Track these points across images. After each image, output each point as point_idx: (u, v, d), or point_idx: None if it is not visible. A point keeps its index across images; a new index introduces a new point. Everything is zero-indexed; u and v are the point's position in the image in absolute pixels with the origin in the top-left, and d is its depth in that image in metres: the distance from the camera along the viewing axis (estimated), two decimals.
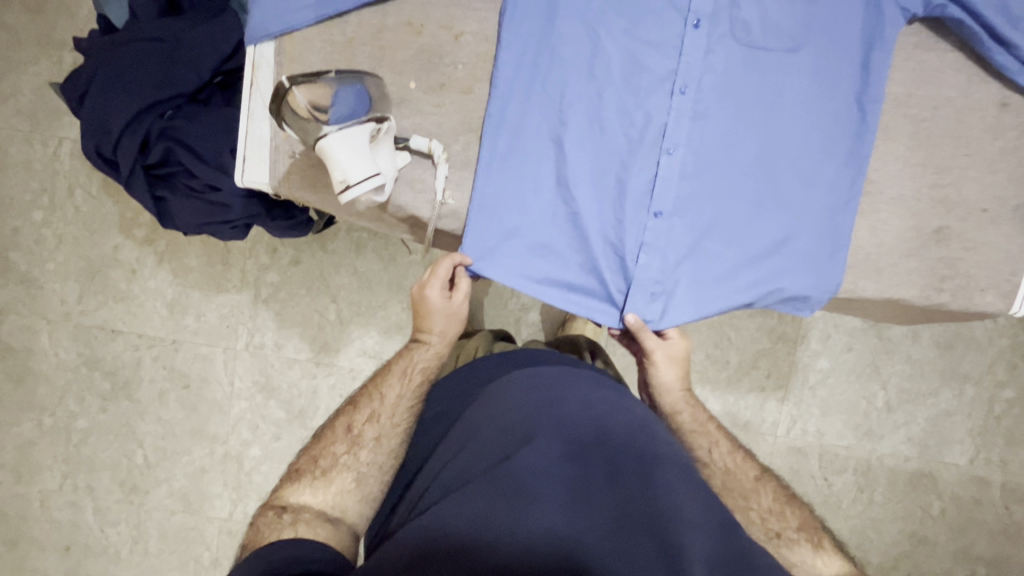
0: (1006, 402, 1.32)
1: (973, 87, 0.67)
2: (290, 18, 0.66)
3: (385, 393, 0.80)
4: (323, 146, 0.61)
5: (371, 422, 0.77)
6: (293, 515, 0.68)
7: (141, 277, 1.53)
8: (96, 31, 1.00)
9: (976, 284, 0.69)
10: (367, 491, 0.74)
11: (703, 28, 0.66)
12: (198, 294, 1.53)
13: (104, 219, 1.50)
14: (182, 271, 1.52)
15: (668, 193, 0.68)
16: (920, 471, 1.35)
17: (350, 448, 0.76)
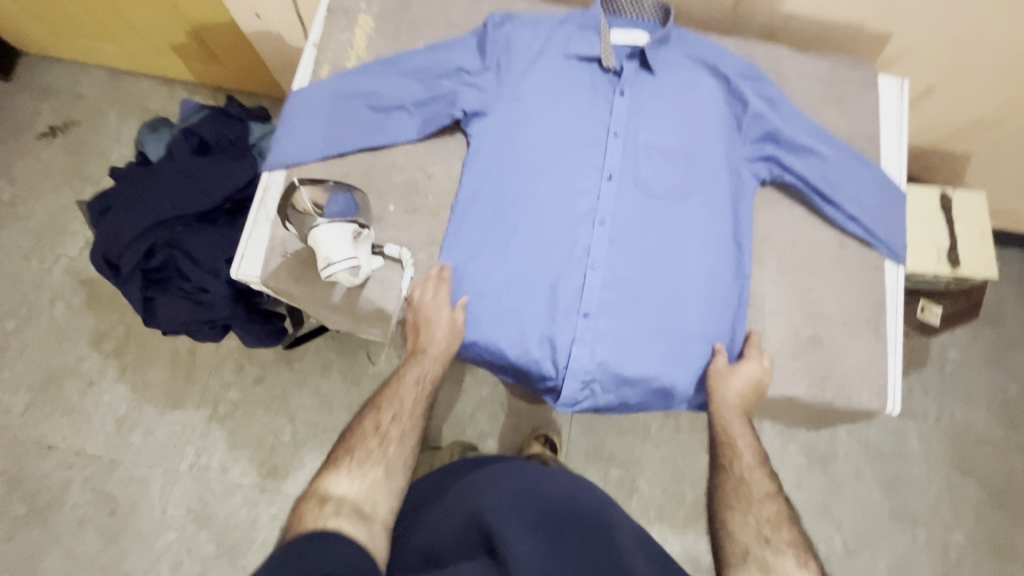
0: (958, 545, 1.35)
1: (817, 231, 0.89)
2: (301, 155, 0.88)
3: (403, 394, 0.80)
4: (315, 231, 0.77)
5: (396, 420, 0.79)
6: (333, 507, 0.69)
7: (97, 389, 1.56)
8: (133, 163, 1.21)
9: (852, 384, 0.83)
10: (398, 486, 0.75)
11: (614, 179, 0.88)
12: (153, 409, 1.55)
13: (76, 331, 1.59)
14: (141, 385, 1.57)
15: (594, 297, 0.84)
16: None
17: (380, 443, 0.77)
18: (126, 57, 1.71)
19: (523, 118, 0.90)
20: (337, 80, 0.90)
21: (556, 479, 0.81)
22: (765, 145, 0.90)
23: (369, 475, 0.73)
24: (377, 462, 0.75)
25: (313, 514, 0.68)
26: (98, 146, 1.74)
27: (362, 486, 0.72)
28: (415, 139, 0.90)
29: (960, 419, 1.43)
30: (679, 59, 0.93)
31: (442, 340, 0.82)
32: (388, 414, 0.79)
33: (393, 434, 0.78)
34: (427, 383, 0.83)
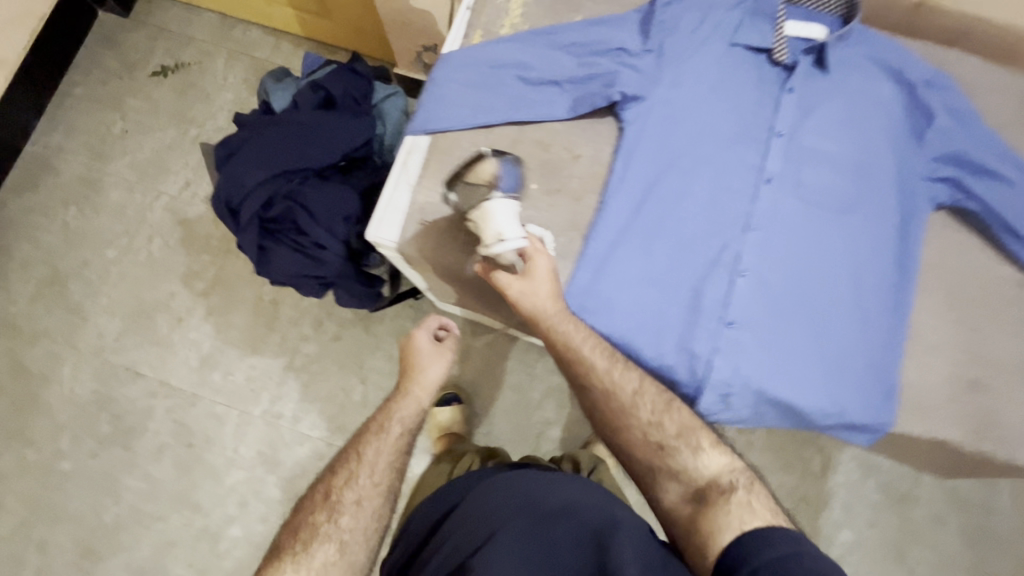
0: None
1: (995, 265, 0.81)
2: (448, 122, 0.85)
3: (362, 455, 0.82)
4: (491, 209, 0.73)
5: (348, 487, 0.80)
6: None
7: (185, 326, 1.61)
8: (256, 111, 1.22)
9: (1018, 438, 0.75)
10: (351, 559, 0.76)
11: (773, 184, 0.82)
12: (234, 352, 1.59)
13: (171, 267, 1.64)
14: (225, 328, 1.61)
15: (739, 308, 0.79)
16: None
17: (330, 515, 0.78)
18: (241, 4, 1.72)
19: (681, 108, 0.84)
20: (491, 47, 0.86)
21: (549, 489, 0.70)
22: (947, 165, 0.81)
23: (317, 557, 0.74)
24: (337, 534, 0.77)
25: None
26: (204, 89, 1.77)
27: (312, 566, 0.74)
28: (565, 118, 0.86)
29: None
30: (858, 59, 0.85)
31: (417, 395, 0.87)
32: (342, 478, 0.80)
33: (347, 501, 0.79)
34: (400, 435, 0.84)
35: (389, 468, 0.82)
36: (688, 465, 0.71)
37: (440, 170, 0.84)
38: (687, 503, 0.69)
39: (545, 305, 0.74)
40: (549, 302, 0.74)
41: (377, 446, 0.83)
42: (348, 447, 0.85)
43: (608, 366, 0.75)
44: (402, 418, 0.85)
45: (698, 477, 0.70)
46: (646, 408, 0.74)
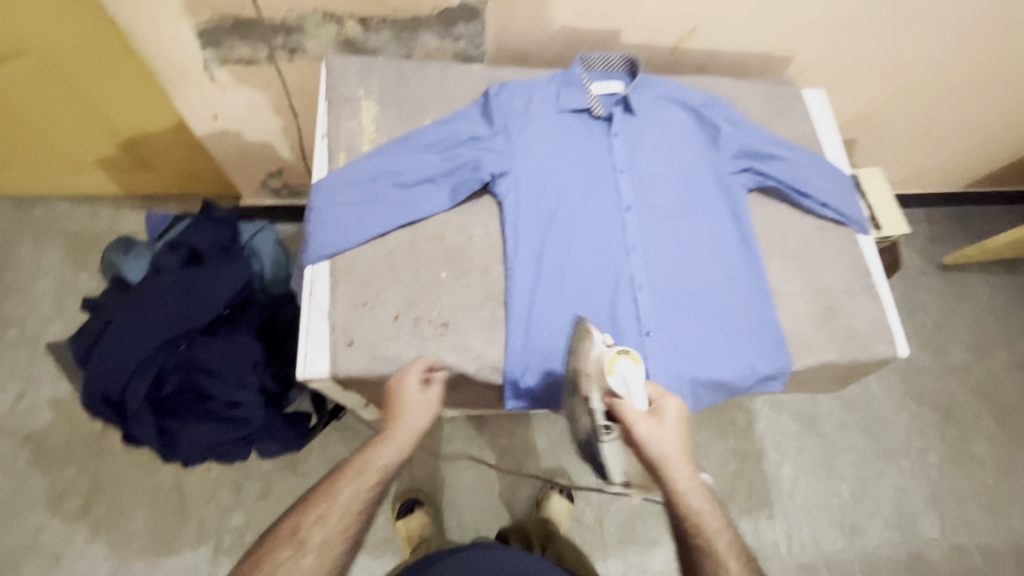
0: (936, 465, 1.55)
1: (802, 220, 1.05)
2: (343, 242, 0.88)
3: (337, 499, 0.69)
4: (617, 356, 0.76)
5: (319, 533, 0.67)
6: None
7: (63, 564, 1.32)
8: (109, 289, 1.11)
9: (869, 340, 0.97)
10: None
11: (633, 211, 0.98)
12: (144, 563, 1.34)
13: (30, 497, 1.36)
14: (124, 539, 1.35)
15: (650, 318, 0.91)
16: (911, 553, 1.46)
17: (292, 556, 0.66)
18: (44, 178, 1.57)
19: (540, 171, 0.98)
20: (361, 165, 0.92)
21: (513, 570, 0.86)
22: (743, 159, 1.05)
23: None
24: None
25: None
26: (18, 286, 1.55)
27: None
28: (448, 207, 0.94)
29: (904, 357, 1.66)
30: (654, 98, 1.06)
31: (399, 429, 0.74)
32: (310, 517, 0.67)
33: (312, 546, 0.66)
34: (375, 482, 0.70)
35: (360, 513, 0.69)
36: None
37: (351, 288, 0.86)
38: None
39: (676, 463, 0.70)
40: (683, 461, 0.71)
41: (348, 484, 0.70)
42: (318, 489, 0.70)
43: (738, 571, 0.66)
44: (385, 453, 0.72)
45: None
46: (736, 566, 0.67)
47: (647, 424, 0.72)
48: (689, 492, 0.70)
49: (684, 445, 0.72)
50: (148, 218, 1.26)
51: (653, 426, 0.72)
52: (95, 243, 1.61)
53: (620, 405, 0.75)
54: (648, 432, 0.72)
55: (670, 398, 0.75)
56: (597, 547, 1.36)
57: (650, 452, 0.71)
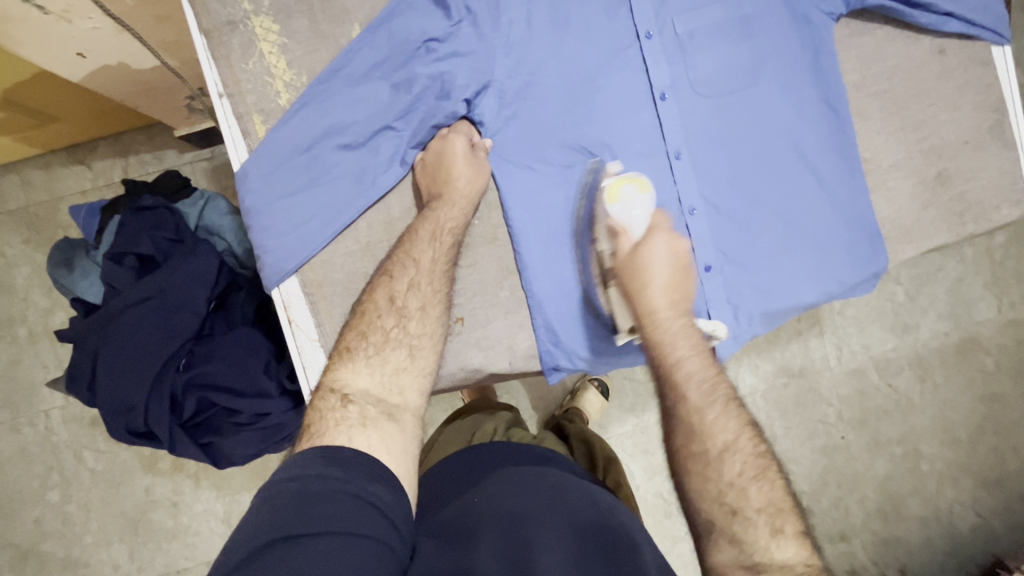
0: (1002, 245, 1.24)
1: (911, 48, 0.74)
2: (304, 249, 0.67)
3: (418, 257, 0.65)
4: (623, 181, 0.67)
5: (413, 291, 0.64)
6: (357, 410, 0.56)
7: (185, 504, 1.26)
8: (78, 316, 0.97)
9: (990, 204, 0.75)
10: (425, 365, 0.63)
11: (669, 99, 0.70)
12: (246, 494, 1.26)
13: (125, 465, 1.25)
14: (222, 479, 1.26)
15: (708, 248, 0.72)
16: (964, 339, 1.24)
17: (398, 321, 0.63)
18: None
19: (534, 71, 0.68)
20: (283, 130, 0.66)
21: (586, 490, 0.62)
22: None
23: (393, 362, 0.60)
24: (381, 338, 0.62)
25: (336, 414, 0.55)
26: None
27: (382, 375, 0.60)
28: (421, 161, 0.69)
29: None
30: None
31: (454, 190, 0.67)
32: (404, 281, 0.64)
33: (412, 308, 0.64)
34: (447, 239, 0.67)
35: (443, 266, 0.67)
36: (756, 538, 0.52)
37: (336, 305, 0.69)
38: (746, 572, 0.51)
39: (656, 301, 0.64)
40: (663, 300, 0.65)
41: (419, 245, 0.66)
42: (398, 249, 0.66)
43: (699, 400, 0.59)
44: (444, 213, 0.67)
45: (763, 557, 0.51)
46: (696, 396, 0.59)
47: (627, 262, 0.66)
48: (664, 331, 0.64)
49: (675, 286, 0.65)
50: (75, 209, 1.02)
51: (640, 259, 0.65)
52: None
53: (620, 232, 0.67)
54: (638, 268, 0.65)
55: (660, 230, 0.67)
56: (650, 398, 1.14)
57: (635, 290, 0.65)
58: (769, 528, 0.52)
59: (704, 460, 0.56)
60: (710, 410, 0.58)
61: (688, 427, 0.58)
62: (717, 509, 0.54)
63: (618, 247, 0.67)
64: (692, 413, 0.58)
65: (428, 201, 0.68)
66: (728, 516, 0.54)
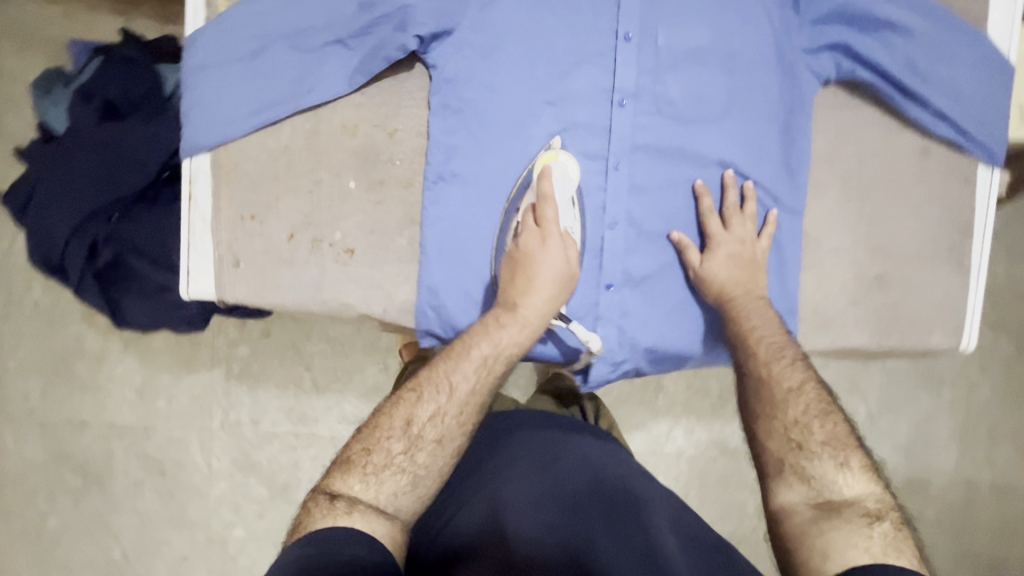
0: (982, 400, 1.18)
1: (894, 138, 0.70)
2: (222, 131, 0.67)
3: (455, 382, 0.63)
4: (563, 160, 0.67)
5: (435, 419, 0.62)
6: (345, 503, 0.56)
7: (109, 359, 1.20)
8: (37, 142, 0.99)
9: (923, 325, 0.71)
10: (424, 492, 0.60)
11: (628, 106, 0.68)
12: (166, 376, 1.21)
13: (65, 303, 1.19)
14: (148, 350, 1.21)
15: (616, 265, 0.69)
16: (911, 479, 1.17)
17: (407, 448, 0.60)
18: None
19: (502, 34, 0.67)
20: (241, 12, 0.66)
21: (577, 455, 0.69)
22: (831, 27, 0.66)
23: (388, 483, 0.58)
24: (383, 457, 0.60)
25: (322, 509, 0.55)
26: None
27: (376, 491, 0.58)
28: (360, 85, 0.67)
29: (998, 276, 1.19)
30: None
31: (526, 310, 0.65)
32: (426, 409, 0.62)
33: (427, 439, 0.61)
34: (495, 365, 0.64)
35: (474, 395, 0.64)
36: (821, 470, 0.57)
37: (237, 194, 0.69)
38: (814, 507, 0.56)
39: (721, 269, 0.67)
40: (732, 266, 0.67)
41: (462, 367, 0.64)
42: (436, 368, 0.64)
43: (764, 356, 0.64)
44: (506, 331, 0.65)
45: (834, 492, 0.56)
46: (767, 345, 0.65)
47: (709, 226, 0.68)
48: (734, 288, 0.67)
49: (740, 251, 0.67)
50: (75, 44, 1.05)
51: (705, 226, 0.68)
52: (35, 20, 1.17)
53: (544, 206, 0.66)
54: (725, 249, 0.67)
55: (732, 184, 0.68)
56: None
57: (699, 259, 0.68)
58: (834, 461, 0.57)
59: (769, 420, 0.61)
60: (773, 366, 0.63)
61: (756, 379, 0.64)
62: (782, 453, 0.59)
63: (707, 230, 0.68)
64: (757, 370, 0.64)
65: (497, 308, 0.66)
66: (795, 453, 0.59)
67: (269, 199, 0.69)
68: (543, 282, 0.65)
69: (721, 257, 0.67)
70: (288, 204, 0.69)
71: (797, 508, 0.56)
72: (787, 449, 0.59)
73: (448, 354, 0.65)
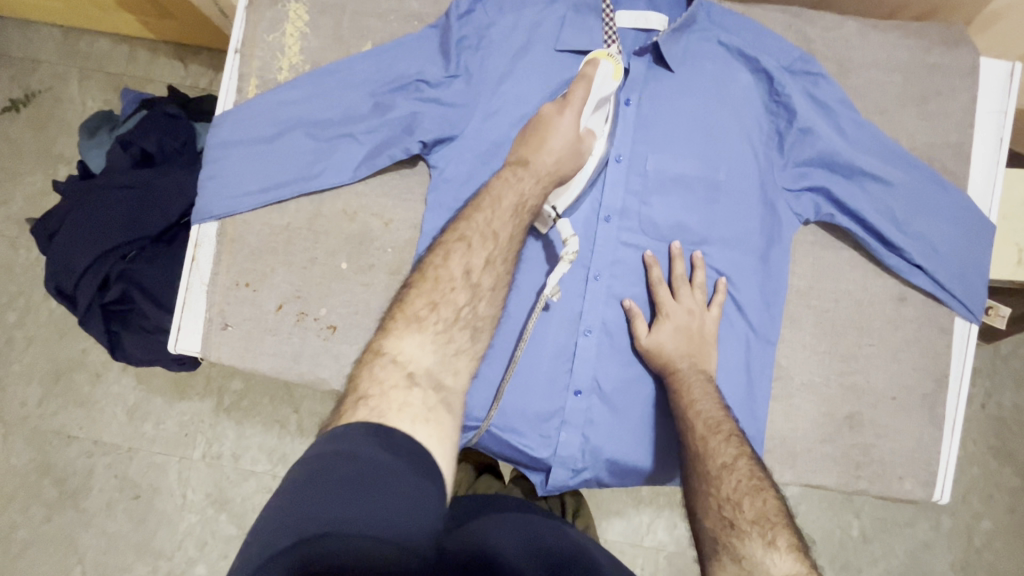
0: (987, 532, 1.11)
1: (870, 282, 0.71)
2: (232, 204, 0.72)
3: (498, 230, 0.61)
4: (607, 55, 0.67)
5: (489, 267, 0.60)
6: (412, 382, 0.51)
7: (107, 379, 1.23)
8: (74, 177, 1.07)
9: (893, 471, 0.70)
10: (481, 350, 0.58)
11: (613, 222, 0.71)
12: (160, 401, 1.23)
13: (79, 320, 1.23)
14: (148, 374, 1.23)
15: (586, 372, 0.71)
16: None
17: (470, 299, 0.58)
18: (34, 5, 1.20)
19: (503, 144, 0.71)
20: (266, 101, 0.72)
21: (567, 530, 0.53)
22: (814, 170, 0.70)
23: (456, 339, 0.56)
24: (448, 316, 0.56)
25: (396, 385, 0.50)
26: (8, 56, 1.28)
27: (444, 352, 0.55)
28: (364, 176, 0.72)
29: (1007, 403, 1.14)
30: (706, 48, 0.70)
31: (538, 161, 0.64)
32: (480, 257, 0.60)
33: (484, 287, 0.60)
34: (524, 215, 0.63)
35: (514, 243, 0.63)
36: (750, 548, 0.53)
37: (236, 262, 0.73)
38: None
39: (664, 342, 0.67)
40: (675, 338, 0.67)
41: (499, 215, 0.62)
42: (474, 217, 0.62)
43: (700, 431, 0.63)
44: (526, 184, 0.64)
45: (763, 573, 0.52)
46: (701, 421, 0.63)
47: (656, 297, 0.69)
48: (678, 361, 0.67)
49: (686, 325, 0.68)
50: (126, 93, 1.15)
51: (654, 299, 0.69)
52: (106, 60, 1.28)
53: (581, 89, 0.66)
54: (671, 322, 0.68)
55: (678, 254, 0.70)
56: None
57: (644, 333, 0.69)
58: (762, 540, 0.53)
59: (702, 499, 0.59)
60: (704, 441, 0.62)
61: (692, 455, 0.62)
62: (710, 536, 0.56)
63: (656, 300, 0.69)
64: (691, 447, 0.63)
65: (510, 167, 0.65)
66: (728, 531, 0.56)
67: (266, 271, 0.73)
68: (555, 146, 0.65)
69: (665, 329, 0.68)
70: (282, 278, 0.73)
71: None
72: (718, 527, 0.56)
73: (479, 206, 0.63)
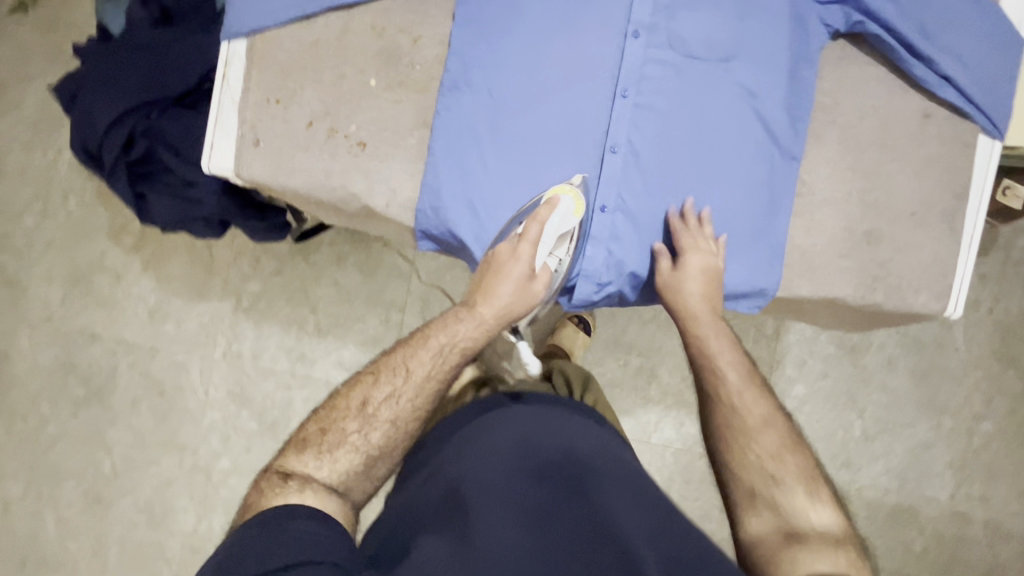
0: (985, 435, 1.14)
1: (896, 98, 0.72)
2: (261, 18, 0.72)
3: (411, 368, 0.67)
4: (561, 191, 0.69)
5: (389, 401, 0.64)
6: (297, 483, 0.58)
7: (127, 280, 1.23)
8: (94, 40, 1.06)
9: (908, 285, 0.72)
10: (374, 477, 0.63)
11: (641, 38, 0.71)
12: (179, 301, 1.23)
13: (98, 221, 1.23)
14: (167, 275, 1.24)
15: (611, 190, 0.72)
16: (901, 506, 1.13)
17: (362, 427, 0.63)
18: None
19: None
20: None
21: (549, 429, 0.63)
22: None
23: (341, 465, 0.61)
24: (338, 440, 0.62)
25: (274, 488, 0.57)
26: None
27: (332, 471, 0.61)
28: None
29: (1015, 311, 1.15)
30: None
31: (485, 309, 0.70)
32: (382, 392, 0.65)
33: (382, 419, 0.64)
34: (451, 355, 0.69)
35: (427, 380, 0.67)
36: (792, 500, 0.60)
37: (266, 79, 0.73)
38: (780, 536, 0.58)
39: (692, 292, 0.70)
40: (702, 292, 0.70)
41: (419, 355, 0.68)
42: (400, 350, 0.68)
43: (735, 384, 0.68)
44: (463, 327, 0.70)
45: (802, 522, 0.58)
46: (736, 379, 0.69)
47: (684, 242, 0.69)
48: (704, 317, 0.71)
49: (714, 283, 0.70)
50: None
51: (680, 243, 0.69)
52: None
53: (534, 223, 0.68)
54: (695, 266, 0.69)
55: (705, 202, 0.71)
56: None
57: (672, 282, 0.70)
58: (806, 493, 0.60)
59: (737, 456, 0.64)
60: (739, 399, 0.67)
61: (729, 407, 0.67)
62: (746, 486, 0.62)
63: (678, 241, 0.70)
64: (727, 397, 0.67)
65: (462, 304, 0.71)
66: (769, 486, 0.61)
67: (296, 87, 0.73)
68: (502, 292, 0.70)
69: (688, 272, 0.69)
70: (311, 94, 0.74)
71: (766, 538, 0.58)
72: (760, 480, 0.61)
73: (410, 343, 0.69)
